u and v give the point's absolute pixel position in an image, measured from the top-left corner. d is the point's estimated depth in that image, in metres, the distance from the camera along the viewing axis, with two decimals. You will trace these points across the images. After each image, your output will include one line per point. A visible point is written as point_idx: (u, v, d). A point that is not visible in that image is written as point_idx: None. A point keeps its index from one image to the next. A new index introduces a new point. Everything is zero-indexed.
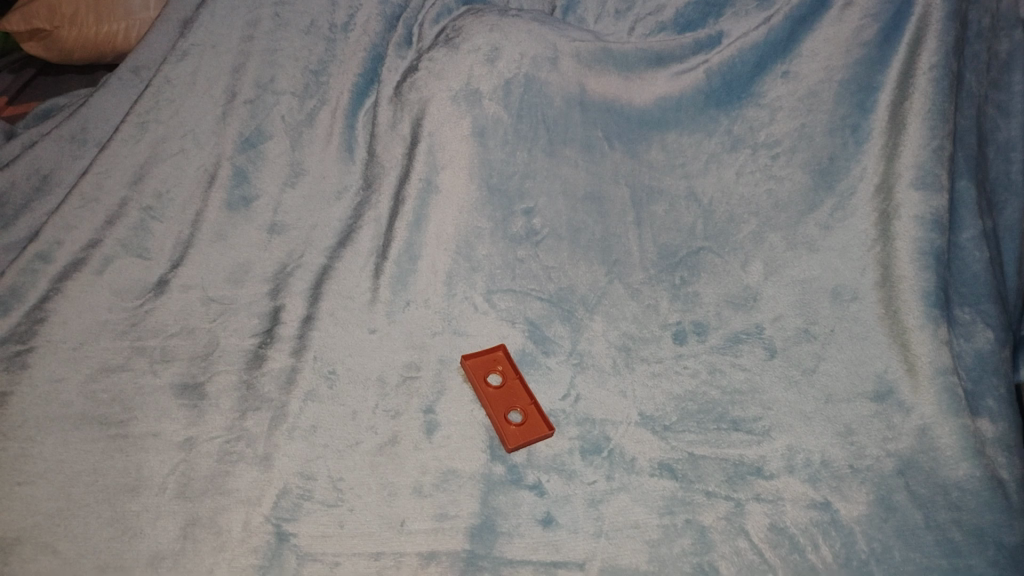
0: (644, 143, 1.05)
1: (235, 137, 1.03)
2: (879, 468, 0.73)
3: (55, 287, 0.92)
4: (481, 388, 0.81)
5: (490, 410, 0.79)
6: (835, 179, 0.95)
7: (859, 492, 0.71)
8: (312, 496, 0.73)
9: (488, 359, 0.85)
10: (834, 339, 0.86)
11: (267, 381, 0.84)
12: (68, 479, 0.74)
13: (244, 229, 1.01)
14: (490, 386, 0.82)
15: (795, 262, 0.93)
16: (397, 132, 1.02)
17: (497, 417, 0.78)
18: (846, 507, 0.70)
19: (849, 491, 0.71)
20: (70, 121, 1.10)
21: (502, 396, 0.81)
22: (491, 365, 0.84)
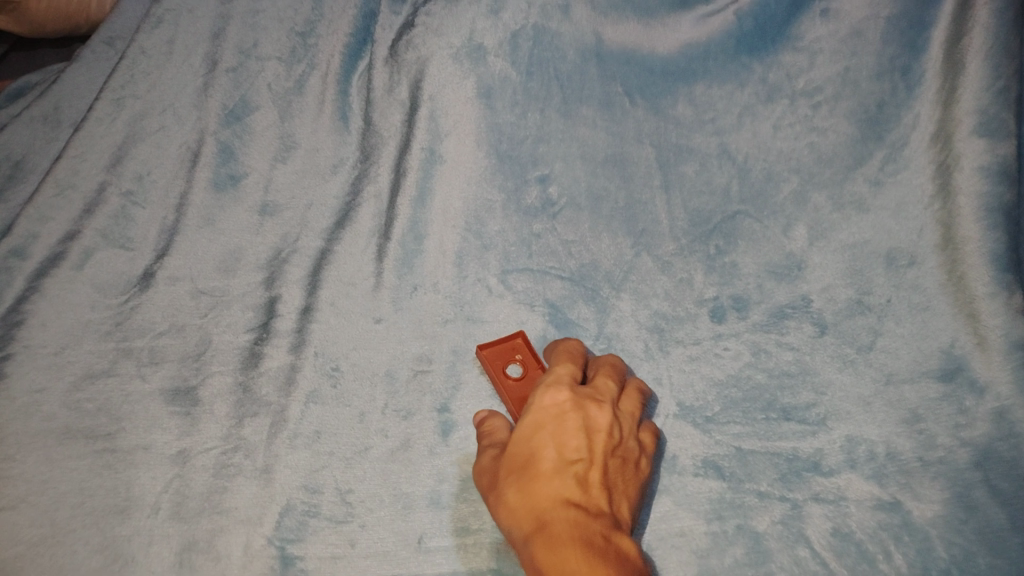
0: (669, 97, 0.92)
1: (218, 110, 0.92)
2: (953, 460, 0.67)
3: (33, 286, 0.83)
4: (501, 385, 0.72)
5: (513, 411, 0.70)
6: (885, 129, 0.85)
7: (933, 490, 0.65)
8: (320, 512, 0.67)
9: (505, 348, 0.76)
10: (891, 310, 0.77)
11: (265, 382, 0.76)
12: (52, 502, 0.68)
13: (233, 211, 0.89)
14: (511, 381, 0.72)
15: (843, 225, 0.83)
16: (395, 97, 0.92)
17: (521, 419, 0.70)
18: (919, 508, 0.64)
19: (920, 488, 0.65)
20: (42, 102, 1.01)
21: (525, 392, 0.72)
22: (509, 355, 0.75)
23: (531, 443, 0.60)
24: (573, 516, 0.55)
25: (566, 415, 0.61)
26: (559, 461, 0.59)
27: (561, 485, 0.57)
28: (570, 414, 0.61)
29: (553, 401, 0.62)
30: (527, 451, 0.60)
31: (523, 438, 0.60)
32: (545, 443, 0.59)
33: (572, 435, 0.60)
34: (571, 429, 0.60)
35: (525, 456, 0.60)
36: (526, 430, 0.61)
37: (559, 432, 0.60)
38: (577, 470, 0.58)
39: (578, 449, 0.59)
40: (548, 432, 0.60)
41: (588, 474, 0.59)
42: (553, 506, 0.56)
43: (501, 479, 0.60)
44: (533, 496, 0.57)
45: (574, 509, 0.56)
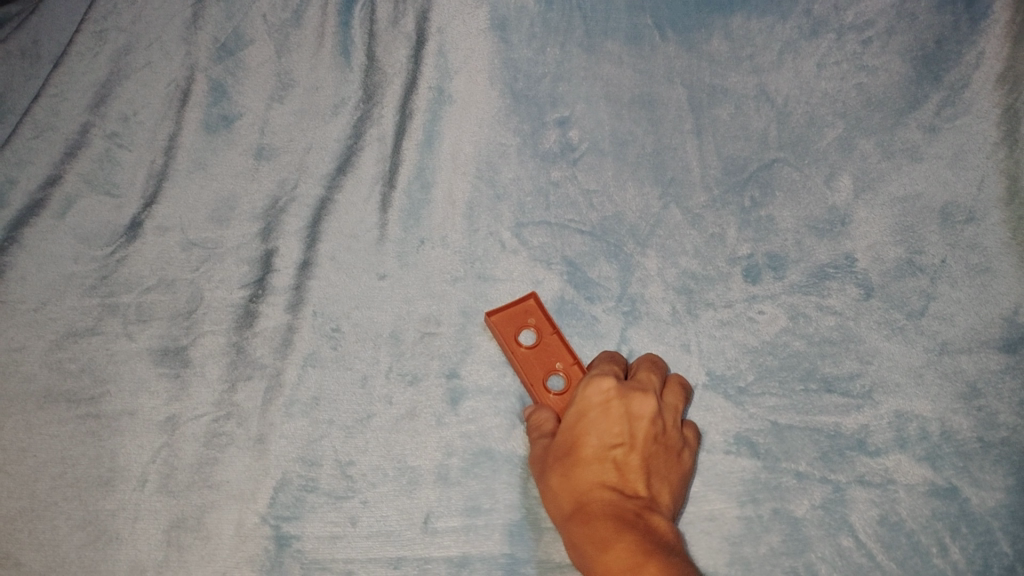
0: (702, 31, 0.83)
1: (210, 44, 0.85)
2: (1017, 442, 0.61)
3: (11, 236, 0.77)
4: (512, 353, 0.68)
5: (526, 380, 0.67)
6: (943, 68, 0.77)
7: (994, 476, 0.59)
8: (317, 488, 0.63)
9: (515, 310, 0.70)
10: (947, 272, 0.70)
11: (260, 343, 0.71)
12: (31, 472, 0.64)
13: (227, 155, 0.82)
14: (523, 348, 0.68)
15: (893, 175, 0.75)
16: (400, 30, 0.84)
17: (535, 389, 0.66)
18: (980, 496, 0.59)
19: (980, 474, 0.59)
20: (19, 35, 0.93)
21: (539, 360, 0.68)
22: (521, 318, 0.70)
23: (574, 429, 0.59)
24: (609, 499, 0.55)
25: (609, 402, 0.59)
26: (601, 447, 0.58)
27: (601, 469, 0.57)
28: (614, 401, 0.59)
29: (598, 388, 0.59)
30: (570, 437, 0.59)
31: (567, 426, 0.59)
32: (587, 430, 0.58)
33: (615, 421, 0.58)
34: (615, 416, 0.58)
35: (568, 442, 0.59)
36: (571, 416, 0.59)
37: (602, 418, 0.58)
38: (617, 455, 0.58)
39: (618, 435, 0.58)
40: (590, 419, 0.58)
41: (628, 459, 0.58)
42: (591, 490, 0.56)
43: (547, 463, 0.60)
44: (574, 481, 0.57)
45: (610, 492, 0.56)
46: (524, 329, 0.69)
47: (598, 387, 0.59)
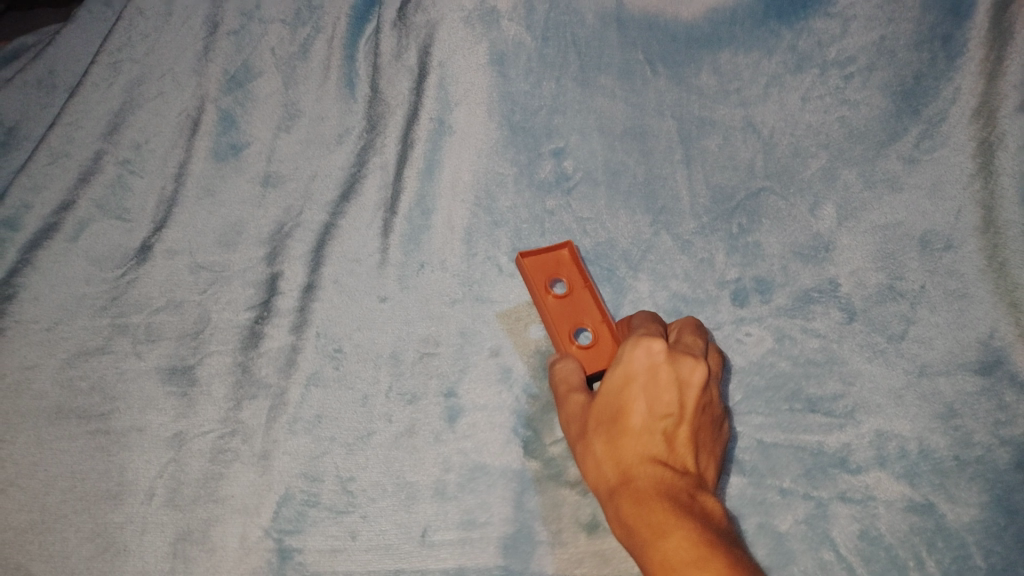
0: (692, 66, 0.87)
1: (219, 76, 0.88)
2: (992, 461, 0.63)
3: (26, 258, 0.80)
4: (540, 298, 0.71)
5: (551, 326, 0.70)
6: (922, 102, 0.81)
7: (970, 492, 0.61)
8: (319, 502, 0.65)
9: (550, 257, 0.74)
10: (926, 298, 0.72)
11: (264, 363, 0.73)
12: (41, 486, 0.66)
13: (235, 183, 0.85)
14: (552, 296, 0.72)
15: (873, 205, 0.78)
16: (403, 63, 0.88)
17: (559, 336, 0.69)
18: (955, 512, 0.61)
19: (957, 490, 0.62)
20: (36, 65, 0.96)
21: (566, 309, 0.71)
22: (553, 266, 0.74)
23: (620, 396, 0.55)
24: (660, 475, 0.52)
25: (659, 368, 0.54)
26: (649, 416, 0.54)
27: (650, 442, 0.53)
28: (663, 366, 0.55)
29: (646, 351, 0.55)
30: (614, 404, 0.55)
31: (610, 392, 0.56)
32: (634, 396, 0.55)
33: (665, 387, 0.54)
34: (664, 383, 0.54)
35: (613, 410, 0.55)
36: (615, 382, 0.55)
37: (650, 385, 0.54)
38: (666, 426, 0.54)
39: (668, 404, 0.54)
40: (638, 386, 0.55)
41: (676, 430, 0.55)
42: (640, 463, 0.53)
43: (590, 429, 0.57)
44: (620, 452, 0.54)
45: (661, 467, 0.52)
46: (556, 274, 0.73)
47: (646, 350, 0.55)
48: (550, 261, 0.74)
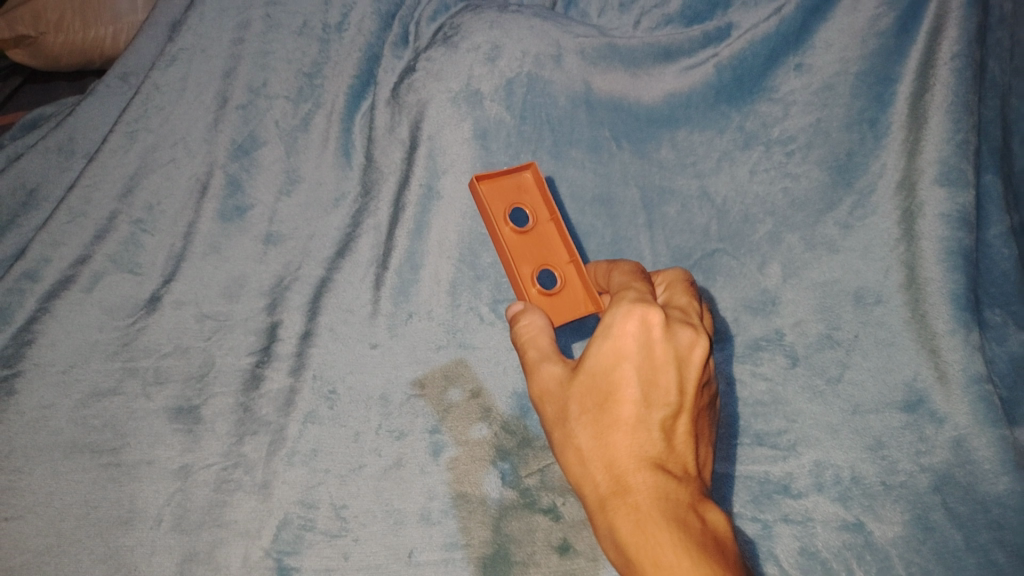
0: (653, 142, 0.99)
1: (227, 144, 0.94)
2: (913, 484, 0.72)
3: (44, 306, 0.86)
4: (501, 225, 0.82)
5: (509, 250, 0.81)
6: (854, 175, 0.89)
7: (894, 511, 0.72)
8: (314, 527, 0.73)
9: (511, 180, 0.85)
10: (859, 345, 0.81)
11: (264, 403, 0.81)
12: (57, 513, 0.73)
13: (239, 241, 0.92)
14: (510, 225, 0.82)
15: (815, 264, 0.87)
16: (396, 136, 0.97)
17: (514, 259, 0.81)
18: (880, 528, 0.71)
19: (882, 510, 0.72)
20: (57, 131, 1.02)
21: (522, 235, 0.83)
22: (514, 191, 0.84)
23: (613, 376, 0.60)
24: (656, 478, 0.58)
25: (654, 344, 0.60)
26: (641, 399, 0.60)
27: (646, 438, 0.60)
28: (657, 342, 0.60)
29: (639, 327, 0.60)
30: (605, 389, 0.61)
31: (602, 368, 0.61)
32: (627, 377, 0.60)
33: (661, 369, 0.60)
34: (659, 363, 0.60)
35: (603, 389, 0.61)
36: (607, 358, 0.61)
37: (646, 369, 0.60)
38: (663, 420, 0.60)
39: (666, 393, 0.60)
40: (631, 366, 0.60)
41: (671, 423, 0.61)
42: (634, 463, 0.59)
43: (575, 417, 0.62)
44: (613, 447, 0.60)
45: (657, 468, 0.59)
46: (515, 194, 0.84)
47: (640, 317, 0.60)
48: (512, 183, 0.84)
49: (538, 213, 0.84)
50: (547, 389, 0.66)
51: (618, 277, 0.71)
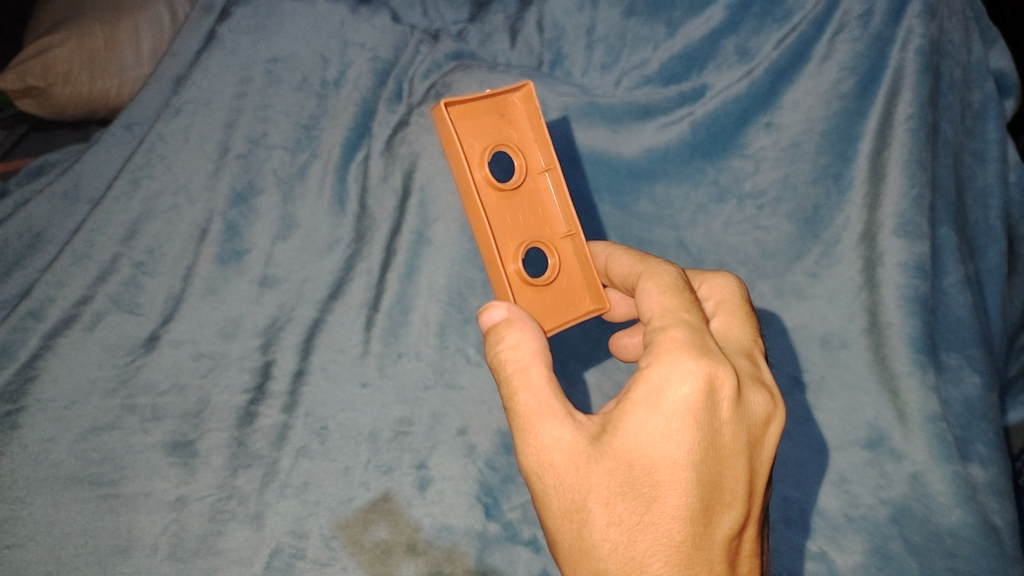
0: (632, 194, 1.05)
1: (226, 192, 0.97)
2: (874, 516, 0.80)
3: (47, 345, 0.91)
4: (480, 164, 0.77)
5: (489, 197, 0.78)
6: (821, 228, 0.96)
7: (855, 542, 0.79)
8: (305, 555, 0.78)
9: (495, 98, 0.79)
10: (824, 387, 0.89)
11: (258, 438, 0.85)
12: (58, 541, 0.78)
13: (236, 284, 0.95)
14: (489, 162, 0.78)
15: (786, 310, 0.94)
16: (388, 186, 1.01)
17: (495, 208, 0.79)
18: (842, 558, 0.78)
19: (845, 540, 0.79)
20: (63, 178, 1.05)
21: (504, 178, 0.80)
22: (498, 121, 0.79)
23: (661, 479, 0.56)
24: None
25: (720, 424, 0.58)
26: (699, 511, 0.57)
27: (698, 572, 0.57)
28: (723, 423, 0.58)
29: (694, 408, 0.56)
30: (648, 494, 0.57)
31: (646, 461, 0.56)
32: (680, 483, 0.56)
33: (723, 465, 0.58)
34: (723, 460, 0.58)
35: (647, 493, 0.57)
36: (656, 449, 0.56)
37: (704, 473, 0.57)
38: (721, 543, 0.58)
39: (728, 498, 0.58)
40: (686, 467, 0.56)
41: (726, 541, 0.58)
42: None
43: (601, 523, 0.58)
44: None
45: None
46: (496, 120, 0.79)
47: (707, 386, 0.57)
48: (494, 104, 0.79)
49: (523, 147, 0.81)
50: (556, 462, 0.60)
51: (658, 298, 0.65)
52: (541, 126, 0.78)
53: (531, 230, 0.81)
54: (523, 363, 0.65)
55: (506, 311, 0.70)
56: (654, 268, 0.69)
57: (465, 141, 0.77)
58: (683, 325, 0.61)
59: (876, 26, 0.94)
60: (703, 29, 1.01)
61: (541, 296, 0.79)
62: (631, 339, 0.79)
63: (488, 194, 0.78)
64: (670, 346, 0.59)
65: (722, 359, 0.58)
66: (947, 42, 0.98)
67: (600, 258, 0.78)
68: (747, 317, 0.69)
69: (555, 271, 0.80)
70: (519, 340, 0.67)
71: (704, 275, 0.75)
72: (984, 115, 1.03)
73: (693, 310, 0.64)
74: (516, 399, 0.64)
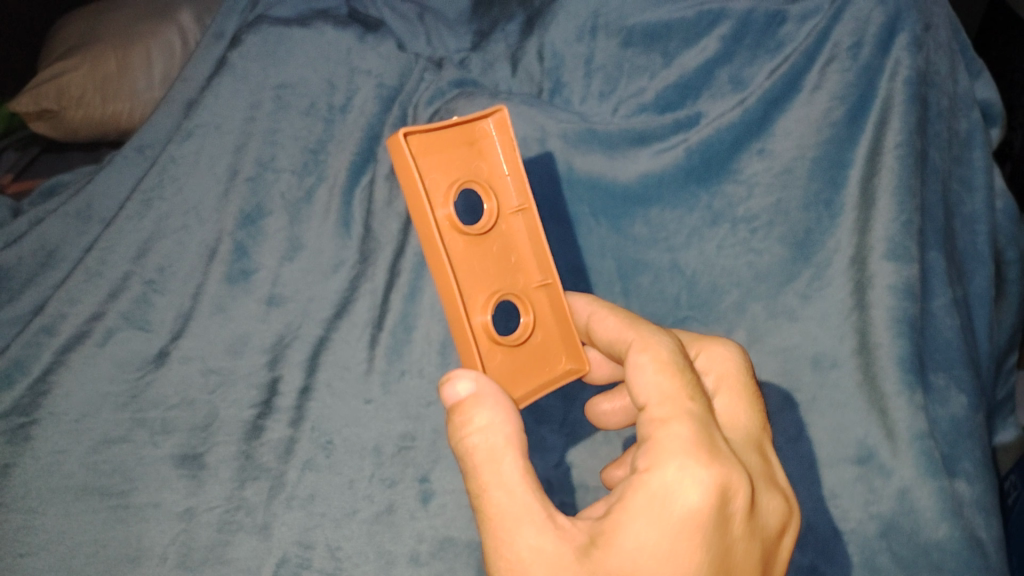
0: (628, 218, 1.08)
1: (235, 213, 1.00)
2: (861, 530, 0.84)
3: (60, 359, 0.94)
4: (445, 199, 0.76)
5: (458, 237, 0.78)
6: (812, 251, 0.98)
7: (847, 557, 0.84)
8: (311, 565, 0.82)
9: (466, 125, 0.79)
10: (816, 407, 0.91)
11: (265, 450, 0.88)
12: (70, 550, 0.82)
13: (243, 302, 0.97)
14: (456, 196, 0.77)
15: (777, 331, 0.97)
16: (394, 209, 1.04)
17: (464, 250, 0.78)
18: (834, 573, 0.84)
19: (837, 556, 0.84)
20: (76, 198, 1.07)
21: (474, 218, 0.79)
22: (469, 153, 0.80)
23: None
24: None
25: (729, 538, 0.62)
26: None
27: None
28: (731, 539, 0.62)
29: (699, 526, 0.60)
30: None
31: None
32: None
33: None
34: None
35: None
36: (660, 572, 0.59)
37: None
38: None
39: None
40: None
41: None
42: None
43: None
44: None
45: None
46: (466, 153, 0.79)
47: (717, 497, 0.59)
48: (464, 133, 0.79)
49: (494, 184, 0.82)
50: None
51: (660, 380, 0.66)
52: (517, 162, 0.79)
53: (505, 280, 0.82)
54: (495, 454, 0.65)
55: (472, 384, 0.68)
56: (653, 342, 0.70)
57: (428, 177, 0.75)
58: (686, 419, 0.63)
59: (865, 57, 0.99)
60: (698, 59, 1.05)
61: (513, 351, 0.80)
62: (610, 406, 0.85)
63: (453, 235, 0.77)
64: (676, 450, 0.61)
65: (732, 464, 0.61)
66: (934, 74, 1.02)
67: (582, 315, 0.82)
68: (753, 396, 0.72)
69: (529, 329, 0.81)
70: (489, 424, 0.66)
71: (702, 342, 0.77)
72: (969, 143, 1.07)
73: (696, 400, 0.65)
74: (488, 496, 0.64)
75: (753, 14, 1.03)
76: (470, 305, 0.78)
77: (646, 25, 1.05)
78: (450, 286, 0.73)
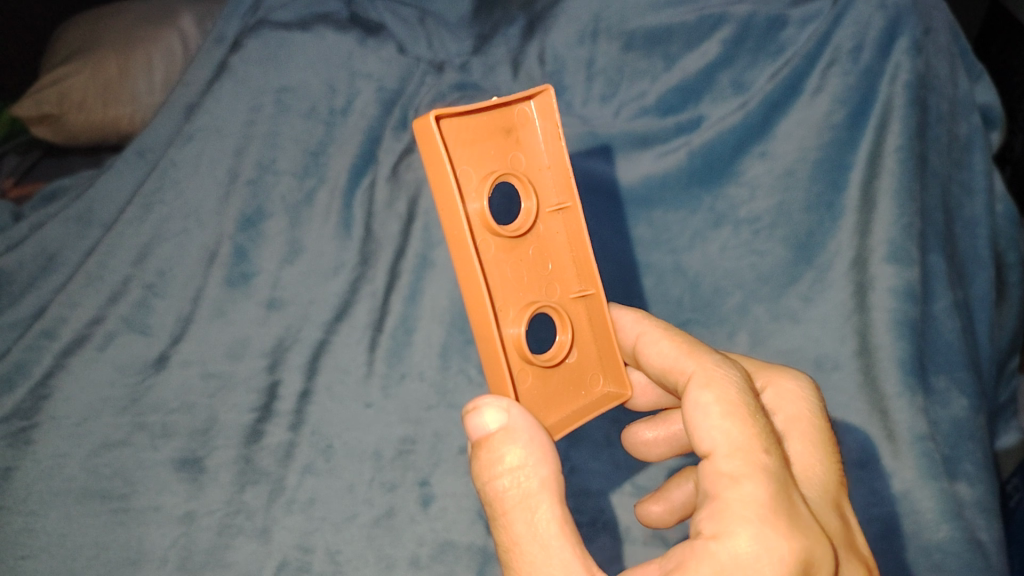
0: (631, 220, 1.08)
1: (235, 216, 0.99)
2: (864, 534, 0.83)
3: (60, 363, 0.94)
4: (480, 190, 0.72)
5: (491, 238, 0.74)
6: (814, 254, 0.98)
7: None
8: (310, 569, 0.81)
9: (504, 112, 0.76)
10: None
11: (265, 454, 0.88)
12: (70, 553, 0.81)
13: (244, 305, 0.97)
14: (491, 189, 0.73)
15: (779, 333, 0.97)
16: (394, 212, 1.04)
17: (496, 252, 0.75)
18: None
19: None
20: (77, 203, 1.07)
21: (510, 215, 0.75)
22: (508, 143, 0.76)
23: None
24: None
25: None
26: None
27: None
28: None
29: None
30: None
31: None
32: None
33: None
34: None
35: None
36: None
37: None
38: None
39: None
40: None
41: None
42: None
43: None
44: None
45: None
46: (504, 143, 0.76)
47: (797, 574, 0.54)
48: (503, 120, 0.75)
49: (534, 177, 0.79)
50: None
51: (728, 426, 0.61)
52: (562, 154, 0.76)
53: (544, 290, 0.79)
54: (529, 497, 0.61)
55: (504, 415, 0.63)
56: (718, 380, 0.65)
57: (461, 168, 0.71)
58: (761, 477, 0.57)
59: (866, 60, 0.98)
60: (699, 62, 1.05)
61: (547, 368, 0.77)
62: (653, 434, 0.83)
63: (485, 236, 0.73)
64: (748, 516, 0.55)
65: (813, 536, 0.55)
66: (933, 78, 1.02)
67: (630, 336, 0.80)
68: (824, 445, 0.67)
69: (566, 348, 0.78)
70: (522, 464, 0.62)
71: (770, 375, 0.73)
72: (970, 146, 1.07)
73: (772, 454, 0.59)
74: (522, 548, 0.60)
75: (754, 17, 1.02)
76: (500, 317, 0.74)
77: (647, 29, 1.05)
78: (478, 292, 0.69)
